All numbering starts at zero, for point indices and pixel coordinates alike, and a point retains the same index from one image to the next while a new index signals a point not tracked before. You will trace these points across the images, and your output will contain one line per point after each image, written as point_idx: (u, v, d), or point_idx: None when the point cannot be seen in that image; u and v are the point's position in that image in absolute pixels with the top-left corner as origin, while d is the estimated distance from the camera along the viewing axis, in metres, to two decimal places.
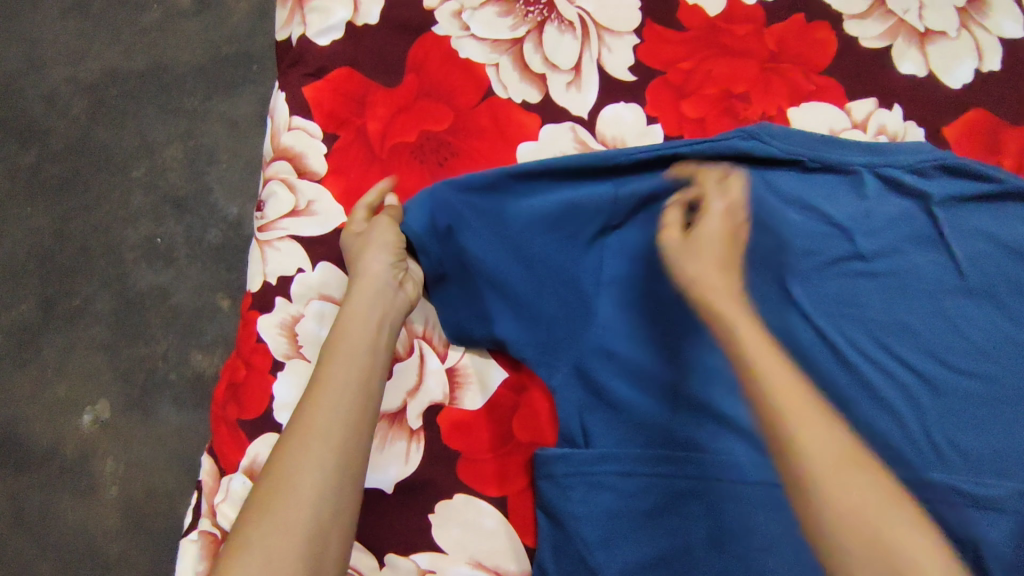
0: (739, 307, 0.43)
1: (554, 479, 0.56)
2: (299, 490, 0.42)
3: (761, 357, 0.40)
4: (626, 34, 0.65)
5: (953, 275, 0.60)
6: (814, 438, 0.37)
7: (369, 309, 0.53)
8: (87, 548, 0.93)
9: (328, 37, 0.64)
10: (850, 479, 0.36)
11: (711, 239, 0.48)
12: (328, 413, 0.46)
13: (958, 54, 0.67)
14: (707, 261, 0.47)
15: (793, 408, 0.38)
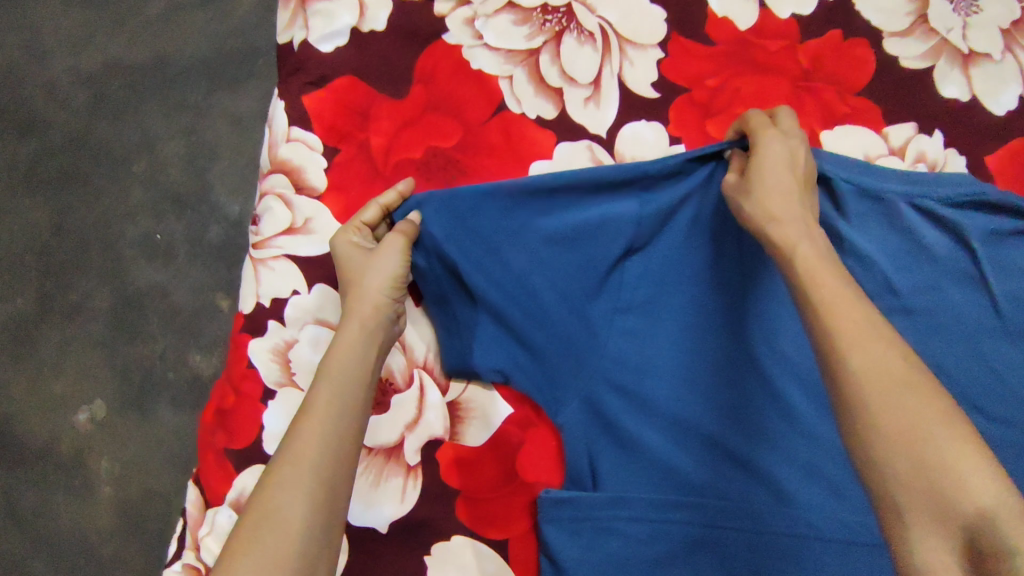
0: (807, 234, 0.44)
1: (559, 524, 0.52)
2: (286, 513, 0.39)
3: (824, 284, 0.39)
4: (649, 47, 0.61)
5: (995, 316, 0.56)
6: (865, 351, 0.35)
7: (362, 333, 0.50)
8: (80, 548, 0.90)
9: (331, 44, 0.60)
10: (897, 397, 0.33)
11: (771, 166, 0.48)
12: (320, 431, 0.43)
13: (1004, 78, 0.63)
14: (769, 185, 0.47)
15: (852, 326, 0.36)
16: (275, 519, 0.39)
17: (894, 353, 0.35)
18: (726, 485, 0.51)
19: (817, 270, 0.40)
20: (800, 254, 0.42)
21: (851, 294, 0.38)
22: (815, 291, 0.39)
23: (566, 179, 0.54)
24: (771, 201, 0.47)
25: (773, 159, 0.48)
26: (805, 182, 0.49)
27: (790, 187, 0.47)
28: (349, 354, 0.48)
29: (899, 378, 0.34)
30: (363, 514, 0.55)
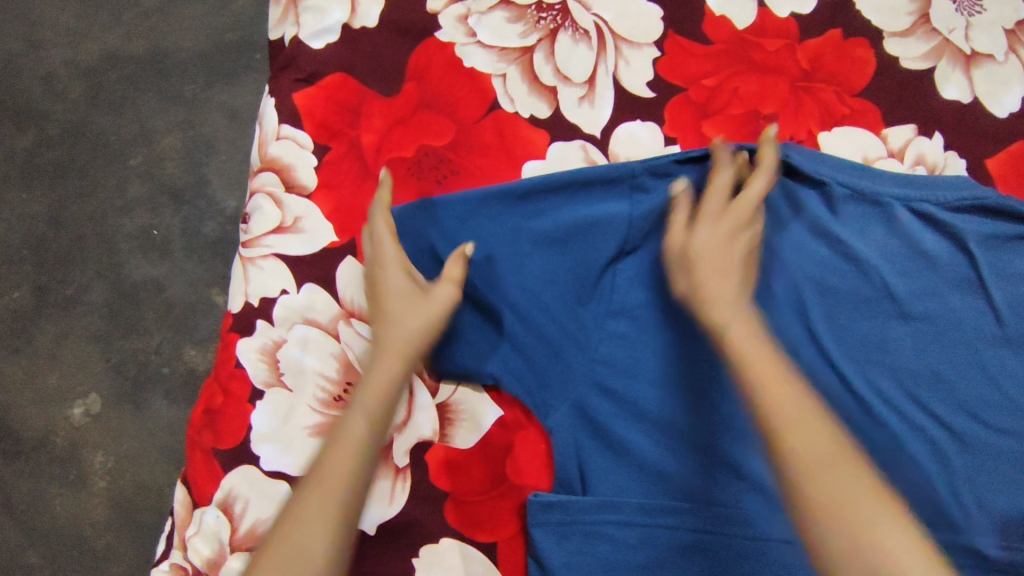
0: (738, 308, 0.44)
1: (547, 528, 0.51)
2: (309, 557, 0.39)
3: (758, 363, 0.41)
4: (645, 46, 0.60)
5: (992, 322, 0.55)
6: (807, 435, 0.38)
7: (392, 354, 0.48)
8: (73, 541, 0.89)
9: (322, 40, 0.59)
10: (834, 477, 0.37)
11: (711, 247, 0.47)
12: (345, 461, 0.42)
13: (1006, 80, 0.61)
14: (709, 266, 0.46)
15: (786, 412, 0.39)
16: (298, 559, 0.38)
17: (827, 436, 0.38)
18: (716, 491, 0.50)
19: (750, 346, 0.42)
20: (732, 331, 0.43)
21: (780, 374, 0.40)
22: (750, 369, 0.41)
23: (548, 180, 0.54)
24: (710, 277, 0.46)
25: (712, 243, 0.47)
26: (752, 251, 0.48)
27: (729, 258, 0.47)
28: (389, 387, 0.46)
29: (833, 460, 0.37)
30: None
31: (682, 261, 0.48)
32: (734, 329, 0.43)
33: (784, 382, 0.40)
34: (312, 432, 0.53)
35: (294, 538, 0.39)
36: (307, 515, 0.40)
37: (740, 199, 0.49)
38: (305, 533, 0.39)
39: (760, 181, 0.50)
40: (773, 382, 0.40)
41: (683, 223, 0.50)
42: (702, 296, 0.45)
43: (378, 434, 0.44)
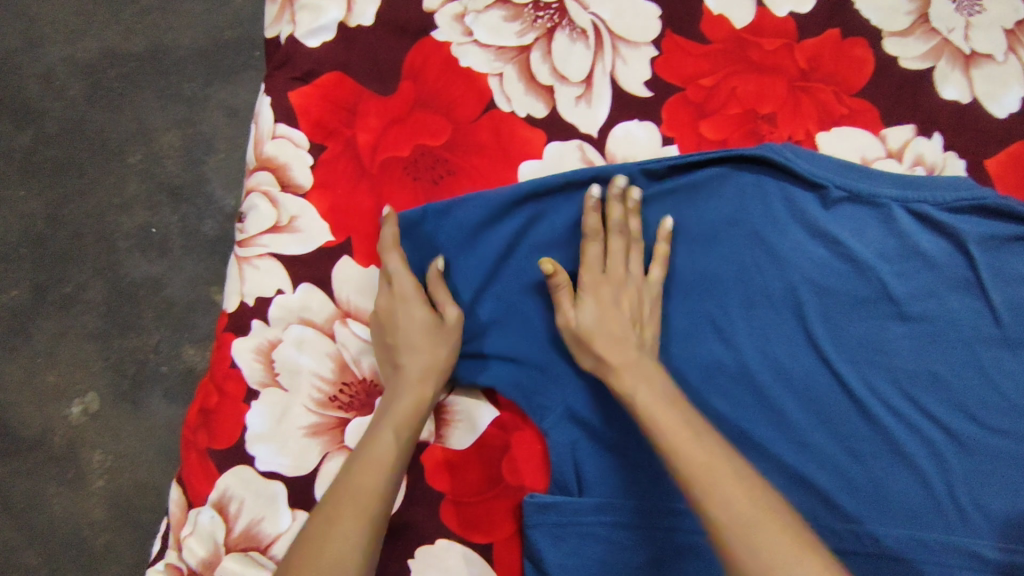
0: (639, 377, 0.48)
1: (542, 529, 0.51)
2: (342, 568, 0.40)
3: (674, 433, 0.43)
4: (643, 45, 0.59)
5: (991, 323, 0.55)
6: (720, 497, 0.39)
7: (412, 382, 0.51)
8: (71, 539, 0.89)
9: (318, 39, 0.59)
10: (758, 537, 0.37)
11: (603, 325, 0.50)
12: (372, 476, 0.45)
13: (1006, 80, 0.61)
14: (605, 342, 0.50)
15: (703, 474, 0.40)
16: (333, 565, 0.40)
17: (745, 494, 0.39)
18: None
19: (660, 414, 0.44)
20: (642, 401, 0.46)
21: (695, 439, 0.42)
22: (662, 436, 0.43)
23: (543, 186, 0.53)
24: (610, 353, 0.49)
25: (602, 321, 0.51)
26: (643, 317, 0.52)
27: (625, 333, 0.50)
28: (412, 417, 0.50)
29: (752, 519, 0.38)
30: None
31: (575, 342, 0.51)
32: (647, 402, 0.46)
33: (697, 448, 0.42)
34: (309, 432, 0.54)
35: (327, 548, 0.41)
36: (341, 529, 0.42)
37: (611, 263, 0.53)
38: (339, 546, 0.41)
39: (620, 242, 0.53)
40: (690, 448, 0.42)
41: (569, 306, 0.52)
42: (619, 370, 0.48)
43: (401, 459, 0.48)
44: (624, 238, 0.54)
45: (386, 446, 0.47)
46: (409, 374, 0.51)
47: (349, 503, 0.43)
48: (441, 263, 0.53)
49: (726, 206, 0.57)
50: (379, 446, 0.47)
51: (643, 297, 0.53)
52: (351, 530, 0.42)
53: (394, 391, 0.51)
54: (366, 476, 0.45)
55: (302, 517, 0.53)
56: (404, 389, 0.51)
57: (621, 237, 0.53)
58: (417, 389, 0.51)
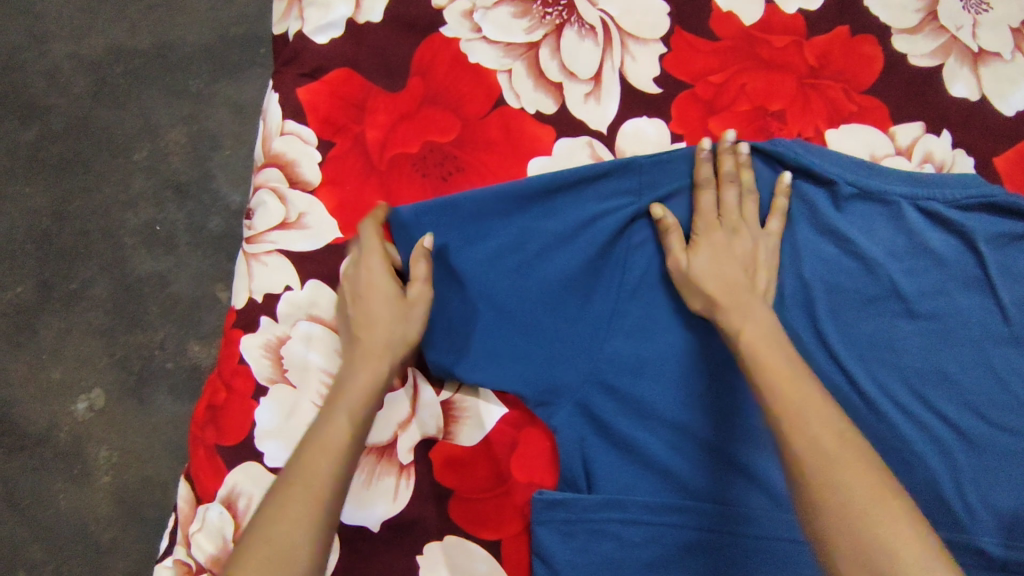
0: (753, 313, 0.49)
1: (552, 526, 0.51)
2: (292, 553, 0.39)
3: (775, 371, 0.44)
4: (652, 41, 0.59)
5: (1000, 321, 0.55)
6: (809, 428, 0.40)
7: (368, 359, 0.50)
8: (77, 535, 0.89)
9: (327, 35, 0.59)
10: (844, 471, 0.38)
11: (713, 269, 0.51)
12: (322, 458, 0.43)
13: (1015, 78, 0.61)
14: (718, 283, 0.51)
15: (790, 408, 0.41)
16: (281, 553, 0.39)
17: (834, 434, 0.40)
18: (722, 490, 0.51)
19: (762, 347, 0.46)
20: (747, 332, 0.48)
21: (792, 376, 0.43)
22: (761, 365, 0.45)
23: (554, 179, 0.54)
24: (719, 295, 0.50)
25: (712, 266, 0.51)
26: (759, 261, 0.53)
27: (737, 278, 0.51)
28: (365, 396, 0.48)
29: (839, 456, 0.39)
30: (355, 513, 0.54)
31: (685, 282, 0.52)
32: (757, 337, 0.47)
33: (792, 383, 0.43)
34: None
35: (276, 533, 0.39)
36: (290, 511, 0.40)
37: (726, 211, 0.54)
38: (288, 528, 0.39)
39: (733, 191, 0.54)
40: (792, 386, 0.43)
41: (680, 249, 0.53)
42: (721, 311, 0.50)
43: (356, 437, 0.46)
44: (739, 188, 0.55)
45: (340, 427, 0.45)
46: (366, 349, 0.50)
47: (299, 487, 0.42)
48: (427, 240, 0.53)
49: None
50: (332, 428, 0.45)
51: (756, 247, 0.53)
52: (301, 513, 0.40)
53: (351, 367, 0.50)
54: (318, 458, 0.43)
55: None
56: (360, 364, 0.49)
57: (738, 187, 0.54)
58: (374, 364, 0.49)
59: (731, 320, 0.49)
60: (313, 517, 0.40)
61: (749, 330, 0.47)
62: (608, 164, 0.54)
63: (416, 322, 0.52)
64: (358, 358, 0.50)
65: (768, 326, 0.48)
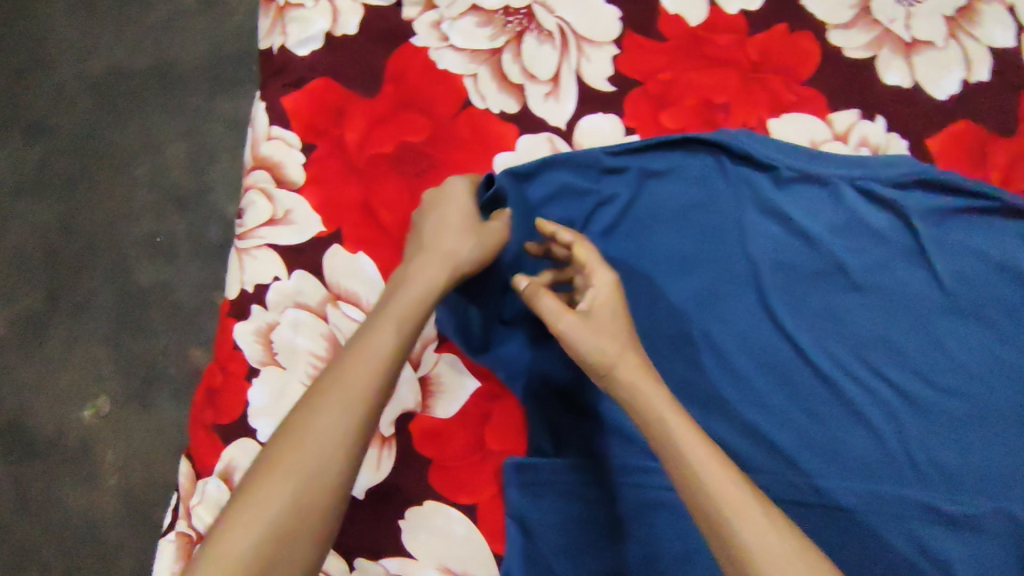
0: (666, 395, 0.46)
1: (523, 489, 0.56)
2: (326, 457, 0.40)
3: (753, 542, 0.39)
4: (605, 44, 0.65)
5: (938, 292, 0.60)
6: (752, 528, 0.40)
7: (434, 266, 0.51)
8: (87, 534, 0.93)
9: (307, 48, 0.64)
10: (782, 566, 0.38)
11: (605, 329, 0.49)
12: (363, 370, 0.43)
13: (945, 65, 0.66)
14: (606, 335, 0.49)
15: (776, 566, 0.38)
16: (313, 455, 0.40)
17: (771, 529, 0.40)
18: None
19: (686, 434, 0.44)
20: (721, 496, 0.41)
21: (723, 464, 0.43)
22: (744, 537, 0.39)
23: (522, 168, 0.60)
24: (610, 349, 0.48)
25: (605, 299, 0.51)
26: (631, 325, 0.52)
27: (688, 425, 0.45)
28: (419, 294, 0.49)
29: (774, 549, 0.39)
30: None
31: (592, 327, 0.49)
32: (723, 497, 0.41)
33: (785, 552, 0.39)
34: None
35: (312, 433, 0.40)
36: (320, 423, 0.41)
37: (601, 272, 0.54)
38: (320, 432, 0.40)
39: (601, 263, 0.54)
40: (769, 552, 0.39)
41: (573, 317, 0.50)
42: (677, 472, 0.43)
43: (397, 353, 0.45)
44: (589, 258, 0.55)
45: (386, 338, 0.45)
46: (439, 248, 0.52)
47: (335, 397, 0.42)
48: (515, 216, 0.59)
49: (691, 189, 0.62)
50: (379, 335, 0.45)
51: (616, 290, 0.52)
52: (333, 421, 0.41)
53: (421, 259, 0.52)
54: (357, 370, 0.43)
55: None
56: (429, 260, 0.51)
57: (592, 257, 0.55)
58: (442, 266, 0.51)
59: (701, 476, 0.42)
60: (341, 432, 0.40)
61: (718, 484, 0.41)
62: (562, 155, 0.61)
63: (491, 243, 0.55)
64: (430, 251, 0.52)
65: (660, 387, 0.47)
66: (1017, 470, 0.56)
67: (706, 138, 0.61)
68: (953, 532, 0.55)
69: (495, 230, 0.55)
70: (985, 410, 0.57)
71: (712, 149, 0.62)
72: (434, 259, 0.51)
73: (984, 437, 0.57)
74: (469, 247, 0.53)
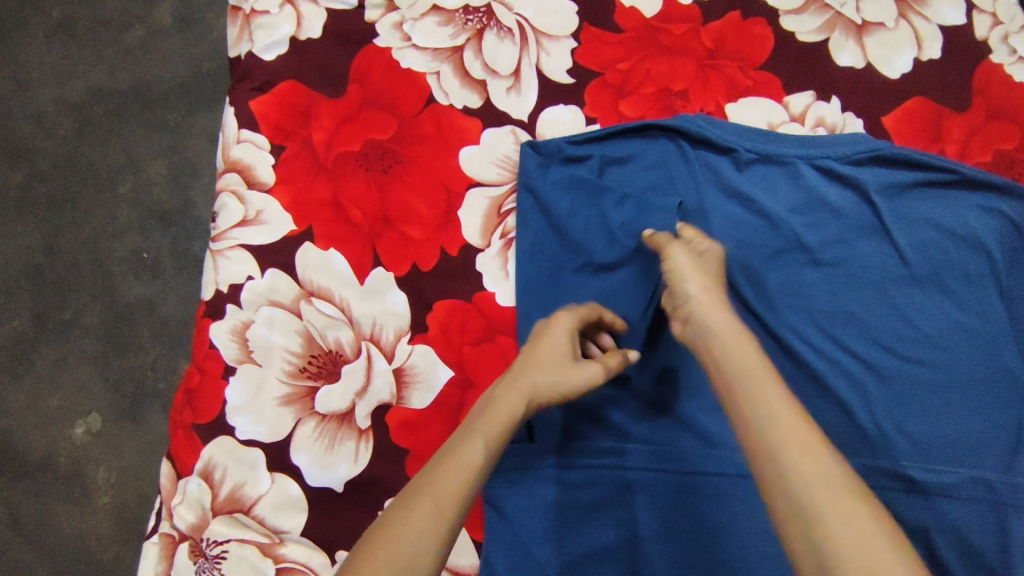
0: (734, 326, 0.46)
1: (500, 474, 0.57)
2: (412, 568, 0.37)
3: (806, 479, 0.37)
4: (563, 37, 0.66)
5: (899, 263, 0.61)
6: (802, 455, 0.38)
7: (514, 403, 0.47)
8: (77, 558, 0.89)
9: (273, 52, 0.66)
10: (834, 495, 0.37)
11: (712, 272, 0.51)
12: (458, 471, 0.42)
13: (897, 45, 0.68)
14: (715, 277, 0.51)
15: (824, 492, 0.37)
16: (404, 562, 0.37)
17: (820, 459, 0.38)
18: (656, 432, 0.57)
19: (744, 360, 0.43)
20: (775, 427, 0.40)
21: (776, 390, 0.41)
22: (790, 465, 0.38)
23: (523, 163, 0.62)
24: (711, 286, 0.49)
25: (710, 261, 0.52)
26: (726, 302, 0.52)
27: (755, 356, 0.44)
28: (503, 426, 0.45)
29: (826, 476, 0.37)
30: (320, 475, 0.58)
31: (698, 259, 0.51)
32: (786, 434, 0.39)
33: (835, 478, 0.37)
34: (282, 402, 0.59)
35: (403, 537, 0.38)
36: (416, 527, 0.39)
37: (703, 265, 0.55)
38: (413, 536, 0.38)
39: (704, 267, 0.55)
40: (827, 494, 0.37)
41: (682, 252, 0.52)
42: (743, 401, 0.42)
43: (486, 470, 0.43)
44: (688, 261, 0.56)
45: (475, 451, 0.43)
46: (522, 381, 0.48)
47: (427, 501, 0.40)
48: (628, 357, 0.54)
49: (650, 174, 0.63)
50: (468, 448, 0.43)
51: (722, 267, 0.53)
52: (425, 526, 0.39)
53: (505, 387, 0.48)
54: (449, 477, 0.41)
55: (280, 478, 0.58)
56: (510, 391, 0.48)
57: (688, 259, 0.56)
58: (520, 399, 0.47)
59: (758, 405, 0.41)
60: (429, 539, 0.39)
61: (777, 420, 0.40)
62: (528, 143, 0.63)
63: (580, 385, 0.50)
64: (514, 378, 0.49)
65: (738, 327, 0.46)
66: (987, 438, 0.56)
67: (669, 126, 0.63)
68: (936, 501, 0.55)
69: (586, 371, 0.50)
70: (954, 379, 0.58)
71: (671, 135, 0.63)
72: (516, 388, 0.48)
73: (955, 406, 0.57)
74: (555, 383, 0.49)
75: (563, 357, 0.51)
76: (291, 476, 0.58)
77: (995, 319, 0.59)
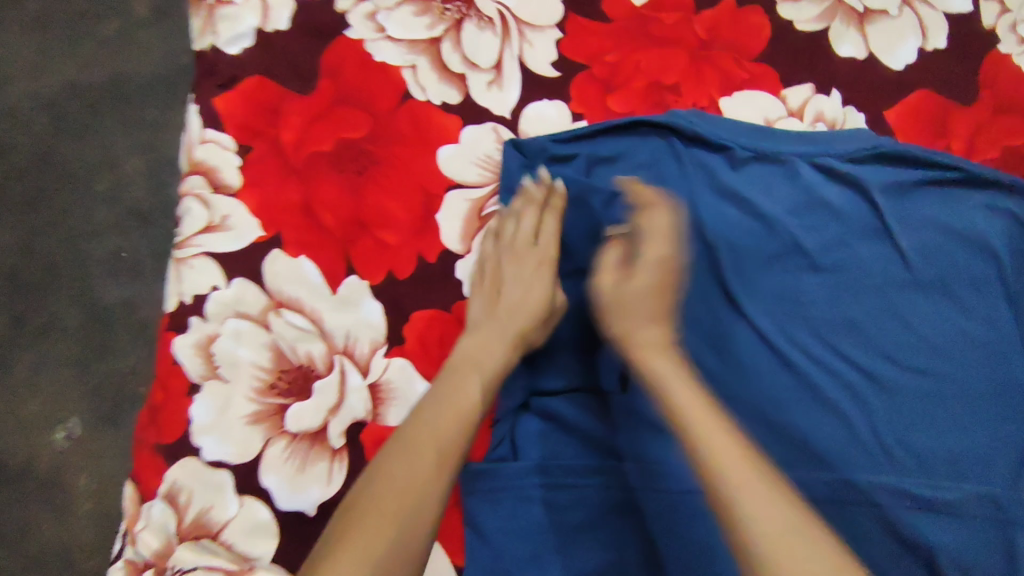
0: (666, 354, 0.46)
1: (481, 496, 0.53)
2: (421, 506, 0.40)
3: (753, 521, 0.35)
4: (547, 28, 0.63)
5: (903, 267, 0.57)
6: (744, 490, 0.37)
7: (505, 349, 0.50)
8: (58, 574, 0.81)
9: (238, 46, 0.62)
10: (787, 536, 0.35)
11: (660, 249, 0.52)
12: (452, 417, 0.44)
13: (900, 34, 0.64)
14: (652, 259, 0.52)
15: (774, 533, 0.35)
16: (414, 501, 0.40)
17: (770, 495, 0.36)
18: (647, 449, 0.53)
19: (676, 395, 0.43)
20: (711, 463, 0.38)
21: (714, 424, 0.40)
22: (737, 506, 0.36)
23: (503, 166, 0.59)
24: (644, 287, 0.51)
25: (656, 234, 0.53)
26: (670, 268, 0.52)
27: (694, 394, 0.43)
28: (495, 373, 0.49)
29: (780, 514, 0.36)
30: (290, 497, 0.55)
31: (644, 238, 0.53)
32: (726, 465, 0.38)
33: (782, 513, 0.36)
34: (250, 420, 0.56)
35: (404, 478, 0.40)
36: (417, 467, 0.41)
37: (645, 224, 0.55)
38: (411, 478, 0.40)
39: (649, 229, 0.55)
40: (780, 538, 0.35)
41: (612, 278, 0.52)
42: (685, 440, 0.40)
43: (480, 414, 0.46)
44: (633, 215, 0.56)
45: (467, 397, 0.46)
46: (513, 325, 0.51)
47: (423, 443, 0.42)
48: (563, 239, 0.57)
49: (640, 174, 0.60)
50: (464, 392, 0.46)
51: (666, 272, 0.51)
52: (424, 466, 0.41)
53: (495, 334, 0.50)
54: (447, 418, 0.44)
55: (248, 501, 0.55)
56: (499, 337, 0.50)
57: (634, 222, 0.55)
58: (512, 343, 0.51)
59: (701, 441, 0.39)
60: (437, 475, 0.41)
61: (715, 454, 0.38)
62: (511, 143, 0.59)
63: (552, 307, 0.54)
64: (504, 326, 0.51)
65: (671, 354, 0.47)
66: (995, 452, 0.53)
67: (660, 123, 0.59)
68: (944, 521, 0.51)
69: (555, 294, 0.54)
70: (959, 390, 0.55)
71: (663, 132, 0.60)
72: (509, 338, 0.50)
73: (961, 418, 0.54)
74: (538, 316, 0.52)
75: (544, 294, 0.53)
76: (259, 499, 0.55)
77: (1002, 326, 0.56)
